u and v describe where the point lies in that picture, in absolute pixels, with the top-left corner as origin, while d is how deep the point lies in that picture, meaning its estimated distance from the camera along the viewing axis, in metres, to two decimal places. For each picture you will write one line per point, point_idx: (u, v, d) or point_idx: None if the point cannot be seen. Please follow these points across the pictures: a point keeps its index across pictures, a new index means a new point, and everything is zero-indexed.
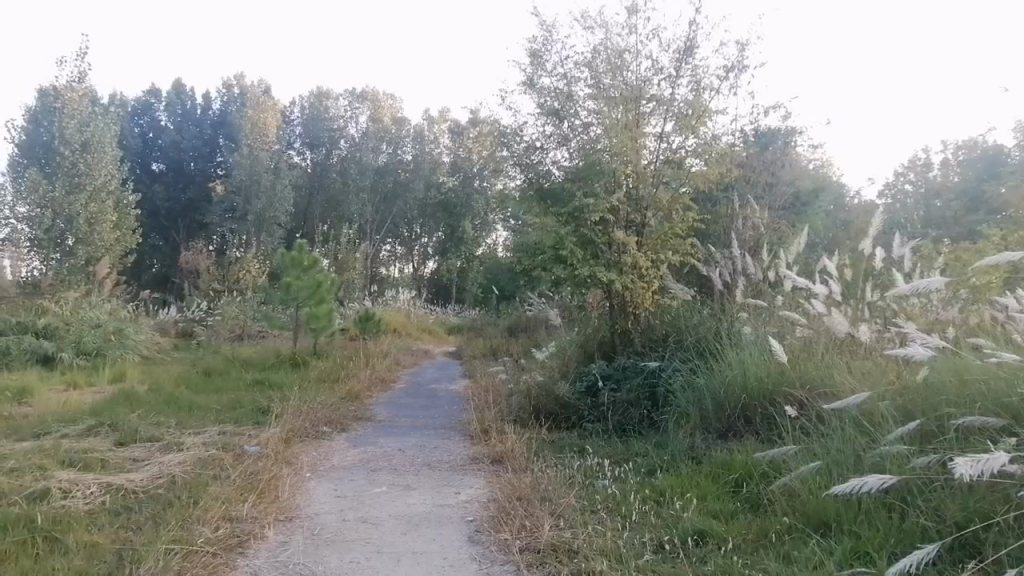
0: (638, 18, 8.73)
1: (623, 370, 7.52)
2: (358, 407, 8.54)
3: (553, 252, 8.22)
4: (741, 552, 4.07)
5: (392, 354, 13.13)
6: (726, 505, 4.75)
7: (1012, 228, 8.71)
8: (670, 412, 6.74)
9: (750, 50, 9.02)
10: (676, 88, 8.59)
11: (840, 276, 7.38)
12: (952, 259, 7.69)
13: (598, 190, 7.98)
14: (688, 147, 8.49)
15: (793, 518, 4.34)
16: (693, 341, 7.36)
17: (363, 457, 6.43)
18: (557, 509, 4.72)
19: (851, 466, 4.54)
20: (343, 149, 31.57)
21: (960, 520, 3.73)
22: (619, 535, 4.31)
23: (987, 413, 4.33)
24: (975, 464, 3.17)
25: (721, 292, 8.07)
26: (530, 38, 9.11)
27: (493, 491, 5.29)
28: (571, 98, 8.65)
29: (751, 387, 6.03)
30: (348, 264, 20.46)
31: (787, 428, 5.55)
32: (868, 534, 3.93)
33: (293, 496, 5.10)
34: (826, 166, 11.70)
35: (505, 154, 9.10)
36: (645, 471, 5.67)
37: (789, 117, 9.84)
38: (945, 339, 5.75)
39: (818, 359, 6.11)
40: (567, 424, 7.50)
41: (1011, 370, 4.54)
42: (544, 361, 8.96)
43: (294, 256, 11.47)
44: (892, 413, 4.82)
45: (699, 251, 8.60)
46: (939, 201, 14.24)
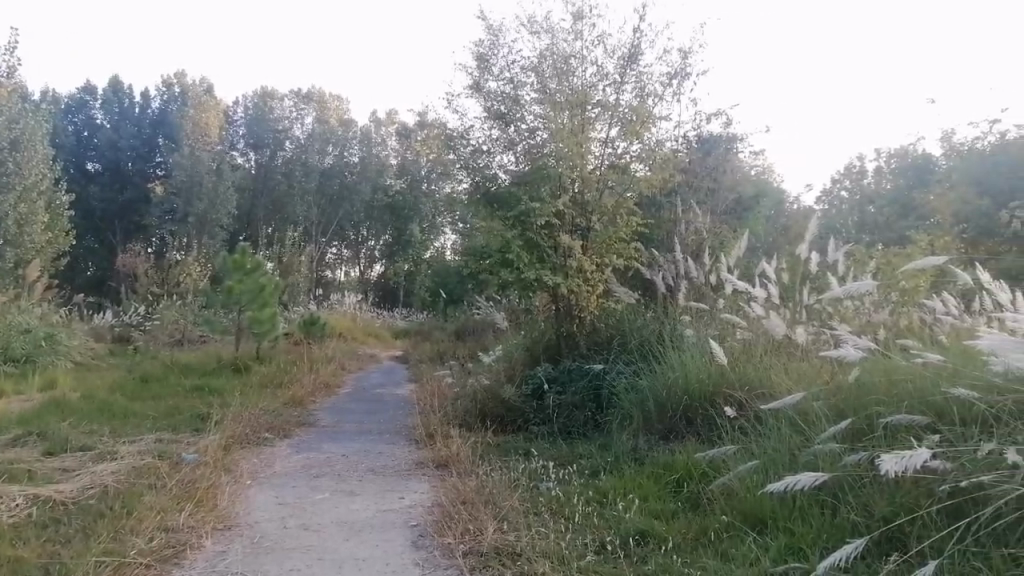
0: (584, 24, 8.83)
1: (568, 373, 7.60)
2: (301, 413, 8.41)
3: (499, 256, 8.24)
4: (681, 551, 4.15)
5: (337, 358, 12.96)
6: (666, 505, 4.83)
7: (940, 233, 9.05)
8: (614, 414, 6.82)
9: (693, 57, 9.20)
10: (620, 93, 8.73)
11: (779, 279, 7.57)
12: (885, 262, 7.94)
13: (544, 195, 8.06)
14: (633, 153, 8.63)
15: (730, 517, 4.45)
16: (637, 344, 7.47)
17: (306, 463, 6.34)
18: (501, 512, 4.74)
19: (787, 465, 4.66)
20: (288, 151, 31.09)
21: (887, 514, 3.88)
22: (562, 537, 4.35)
23: (913, 411, 4.54)
24: (900, 460, 3.31)
25: (665, 295, 8.20)
26: (477, 42, 9.14)
27: (437, 495, 5.27)
28: (518, 103, 8.73)
29: (692, 389, 6.15)
30: (294, 267, 20.13)
31: (727, 428, 5.67)
32: (801, 530, 4.06)
33: (232, 504, 4.99)
34: (766, 172, 12.00)
35: (452, 157, 9.09)
36: (588, 472, 5.74)
37: (730, 124, 10.04)
38: (876, 340, 5.94)
39: (756, 360, 6.26)
40: (513, 427, 7.55)
41: (937, 371, 4.74)
42: (491, 365, 8.96)
43: (236, 258, 11.13)
44: (826, 412, 4.97)
45: (643, 255, 8.72)
46: (873, 206, 14.73)
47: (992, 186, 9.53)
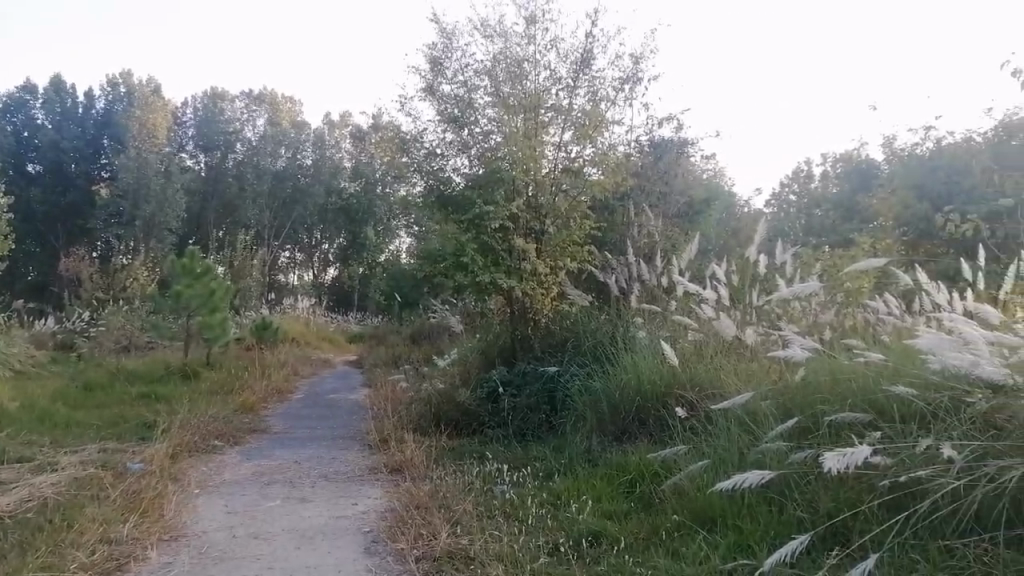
0: (537, 28, 8.88)
1: (522, 375, 7.64)
2: (253, 420, 8.26)
3: (454, 259, 8.23)
4: (633, 551, 4.19)
5: (290, 363, 12.78)
6: (619, 505, 4.88)
7: (883, 235, 9.32)
8: (568, 416, 6.87)
9: (645, 63, 9.33)
10: (573, 97, 8.81)
11: (729, 281, 7.71)
12: (830, 264, 8.16)
13: (498, 198, 8.06)
14: (586, 157, 8.68)
15: (681, 515, 4.51)
16: (591, 346, 7.53)
17: (257, 470, 6.24)
18: (454, 516, 4.73)
19: (735, 463, 4.75)
20: (238, 153, 30.51)
21: (831, 509, 3.98)
22: (516, 539, 4.37)
23: (856, 409, 4.68)
24: (842, 457, 3.41)
25: (618, 298, 8.28)
26: (430, 46, 9.14)
27: (390, 501, 5.24)
28: (472, 106, 8.73)
29: (645, 389, 6.23)
30: (245, 271, 19.77)
31: (679, 429, 5.75)
32: (749, 528, 4.14)
33: (179, 514, 4.88)
34: (717, 176, 12.23)
35: (406, 160, 9.04)
36: (543, 475, 5.76)
37: (682, 128, 10.18)
38: (823, 340, 6.09)
39: (707, 361, 6.37)
40: (467, 430, 7.55)
41: (878, 370, 4.89)
42: (446, 369, 8.94)
43: (185, 263, 10.95)
44: (773, 410, 5.08)
45: (597, 258, 8.79)
46: (819, 209, 15.12)
47: (930, 189, 10.01)
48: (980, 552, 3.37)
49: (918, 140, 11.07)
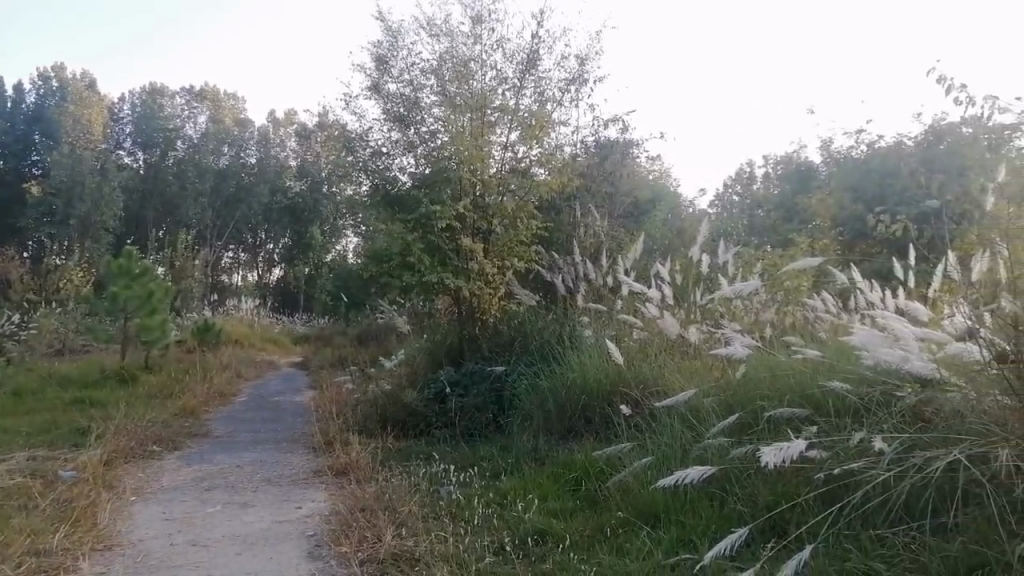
0: (483, 28, 8.87)
1: (470, 376, 7.64)
2: (193, 424, 8.07)
3: (400, 259, 8.17)
4: (578, 549, 4.23)
5: (232, 366, 12.49)
6: (565, 504, 4.91)
7: (820, 235, 9.58)
8: (515, 415, 6.88)
9: (591, 64, 9.42)
10: (519, 98, 8.84)
11: (673, 281, 7.83)
12: (771, 264, 8.36)
13: (445, 198, 8.03)
14: (533, 157, 8.72)
15: (626, 512, 4.57)
16: (538, 346, 7.56)
17: (197, 475, 6.10)
18: (400, 517, 4.69)
19: (678, 459, 4.82)
20: (179, 151, 29.33)
21: (770, 502, 4.08)
22: (462, 539, 4.37)
23: (794, 404, 4.82)
24: (779, 451, 3.52)
25: (565, 298, 8.34)
26: (376, 43, 9.05)
27: (335, 504, 5.16)
28: (418, 105, 8.70)
29: (591, 388, 6.30)
30: (186, 272, 19.23)
31: (623, 427, 5.81)
32: (691, 522, 4.21)
33: (114, 522, 4.73)
34: (661, 178, 12.44)
35: (351, 159, 8.93)
36: (489, 475, 5.76)
37: (627, 129, 10.29)
38: (763, 339, 6.22)
39: (651, 359, 6.47)
40: (414, 431, 7.52)
41: (815, 367, 5.04)
42: (392, 370, 8.86)
43: (122, 263, 10.65)
44: (715, 407, 5.16)
45: (543, 258, 8.83)
46: (761, 210, 15.50)
47: (866, 192, 10.26)
48: (909, 540, 3.50)
49: (852, 144, 11.43)
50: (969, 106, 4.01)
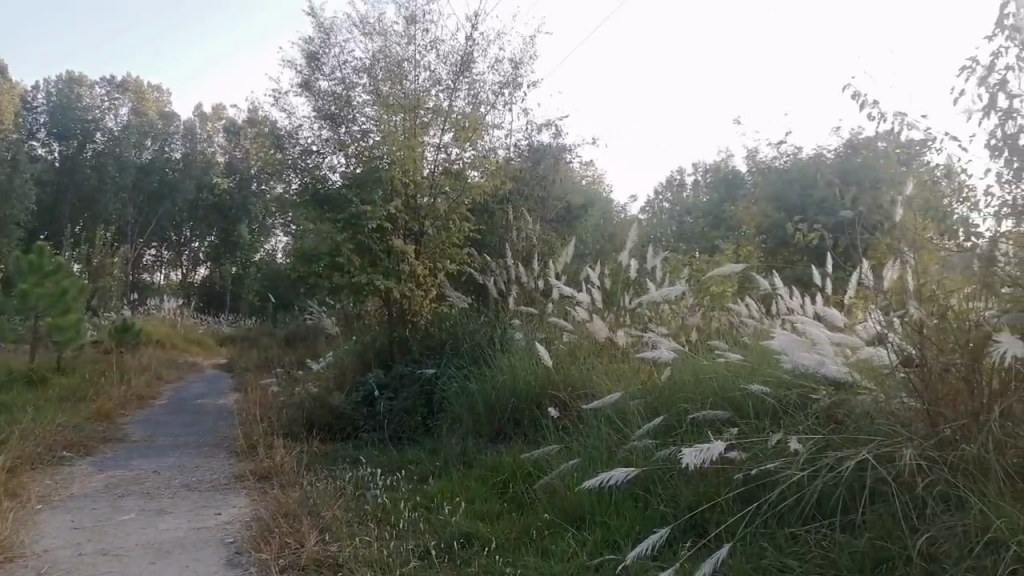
0: (417, 28, 8.84)
1: (400, 379, 7.59)
2: (108, 428, 7.74)
3: (329, 259, 8.04)
4: (504, 551, 4.24)
5: (151, 368, 12.05)
6: (492, 506, 4.91)
7: (745, 242, 9.87)
8: (444, 418, 6.85)
9: (524, 68, 9.48)
10: (453, 100, 8.82)
11: (603, 284, 7.93)
12: (697, 269, 8.55)
13: (376, 198, 7.93)
14: (466, 159, 8.71)
15: (553, 514, 4.59)
16: (469, 348, 7.53)
17: (110, 481, 5.85)
18: (323, 522, 4.61)
19: (604, 461, 4.89)
20: (98, 143, 27.48)
21: (692, 503, 4.17)
22: (387, 544, 4.33)
23: (717, 406, 4.95)
24: (699, 453, 3.66)
25: (496, 300, 8.36)
26: (307, 40, 8.97)
27: (256, 509, 5.03)
28: (349, 104, 8.59)
29: (521, 391, 6.33)
30: (104, 270, 18.42)
31: (551, 429, 5.85)
32: (616, 523, 4.27)
33: (18, 532, 4.50)
34: (593, 183, 12.62)
35: (280, 157, 8.73)
36: (417, 478, 5.72)
37: (560, 134, 10.38)
38: (689, 343, 6.36)
39: (579, 362, 6.53)
40: (342, 435, 7.41)
41: (737, 369, 5.19)
42: (320, 373, 8.70)
43: (33, 260, 10.02)
44: (640, 409, 5.25)
45: (475, 260, 8.82)
46: (690, 216, 15.88)
47: (789, 201, 10.57)
48: (820, 537, 3.63)
49: (776, 154, 11.84)
50: (881, 121, 4.21)
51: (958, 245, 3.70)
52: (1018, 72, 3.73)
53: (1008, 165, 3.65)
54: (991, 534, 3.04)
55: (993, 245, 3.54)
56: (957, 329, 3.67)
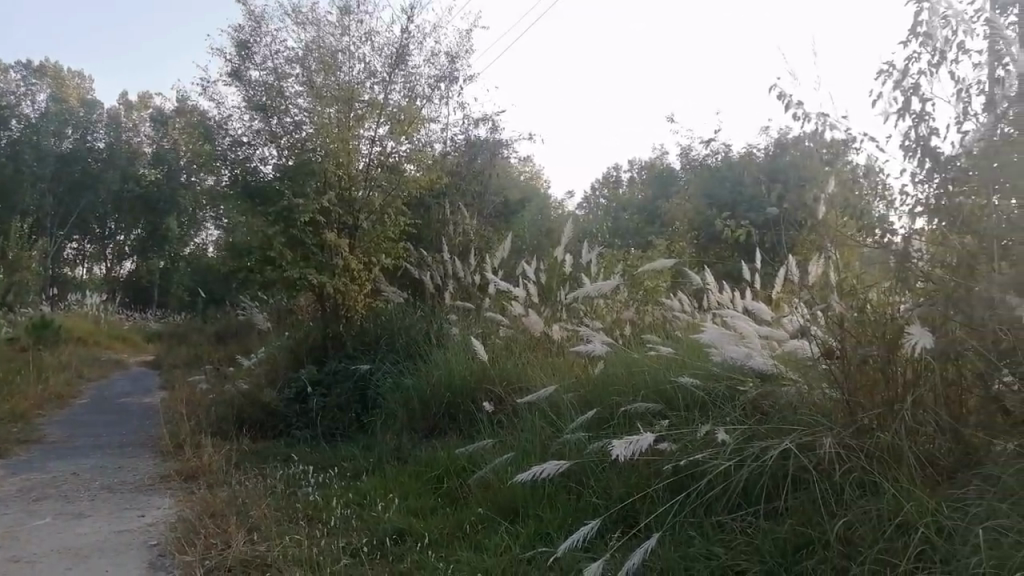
0: (352, 19, 8.84)
1: (333, 374, 7.48)
2: (24, 429, 7.41)
3: (260, 254, 7.87)
4: (437, 546, 4.23)
5: (72, 366, 11.59)
6: (426, 502, 4.89)
7: (678, 238, 10.06)
8: (379, 414, 6.77)
9: (460, 62, 9.45)
10: (388, 92, 8.72)
11: (539, 279, 7.97)
12: (631, 265, 8.67)
13: (308, 191, 7.78)
14: (401, 152, 8.60)
15: (486, 508, 4.61)
16: (403, 343, 7.48)
17: (25, 485, 5.60)
18: (251, 522, 4.52)
19: (538, 454, 4.91)
20: (14, 131, 25.85)
21: (623, 495, 4.24)
22: (317, 542, 4.27)
23: (648, 398, 5.05)
24: (628, 445, 3.76)
25: (432, 295, 8.31)
26: (236, 27, 8.78)
27: (182, 509, 4.89)
28: (281, 94, 8.36)
29: (456, 386, 6.32)
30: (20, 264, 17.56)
31: (486, 423, 5.85)
32: (549, 516, 4.31)
33: None
34: (530, 178, 12.67)
35: (208, 148, 8.47)
36: (350, 476, 5.65)
37: (497, 129, 10.38)
38: (621, 338, 6.44)
39: (514, 356, 6.55)
40: (274, 432, 7.29)
41: (667, 362, 5.31)
42: (251, 369, 8.51)
43: None
44: (573, 403, 5.30)
45: (411, 255, 8.76)
46: (626, 211, 16.12)
47: (720, 198, 10.80)
48: (745, 526, 3.74)
49: (708, 152, 12.09)
50: (805, 121, 4.33)
51: (875, 241, 3.85)
52: (930, 77, 3.91)
53: (920, 165, 3.78)
54: (902, 517, 3.18)
55: (907, 242, 3.69)
56: (874, 322, 3.82)
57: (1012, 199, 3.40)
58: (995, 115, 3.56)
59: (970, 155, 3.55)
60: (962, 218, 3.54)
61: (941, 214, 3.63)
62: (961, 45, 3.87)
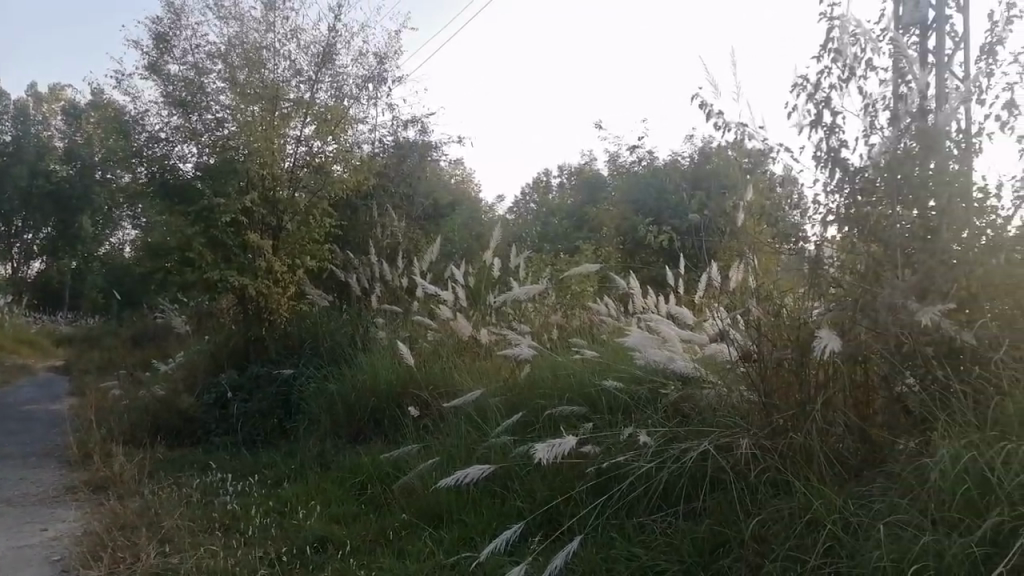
0: (277, 15, 8.69)
1: (255, 379, 7.30)
2: None
3: (178, 255, 7.61)
4: (359, 554, 4.17)
5: None
6: (349, 508, 4.81)
7: (605, 244, 10.22)
8: (302, 420, 6.62)
9: (389, 63, 9.36)
10: (315, 91, 8.57)
11: (467, 283, 7.94)
12: (559, 270, 8.75)
13: (230, 190, 7.58)
14: (328, 152, 8.39)
15: (410, 514, 4.57)
16: (328, 348, 7.34)
17: None
18: (163, 534, 4.36)
19: (464, 459, 4.90)
20: None
21: (546, 498, 4.27)
22: (234, 553, 4.14)
23: (573, 401, 5.10)
24: (551, 447, 3.81)
25: (359, 298, 8.20)
26: (154, 19, 8.51)
27: (88, 521, 4.67)
28: (202, 90, 8.12)
29: (382, 392, 6.23)
30: None
31: (412, 427, 5.79)
32: (473, 521, 4.30)
33: None
34: (459, 181, 12.66)
35: (123, 144, 8.15)
36: (270, 483, 5.51)
37: (427, 131, 10.32)
38: (548, 341, 6.48)
39: (442, 359, 6.48)
40: (191, 440, 7.06)
41: (591, 365, 5.39)
42: (168, 374, 8.22)
43: None
44: (500, 407, 5.30)
45: (337, 257, 8.61)
46: (556, 216, 16.27)
47: (646, 204, 11.01)
48: (664, 527, 3.82)
49: (635, 159, 12.31)
50: (725, 131, 4.46)
51: (789, 249, 3.99)
52: (840, 91, 4.09)
53: (831, 175, 3.94)
54: (811, 515, 3.29)
55: (819, 248, 3.82)
56: (788, 326, 3.96)
57: (913, 209, 3.62)
58: (898, 129, 3.76)
59: (876, 167, 3.71)
60: (869, 226, 3.68)
61: (852, 223, 3.77)
62: (868, 62, 4.07)
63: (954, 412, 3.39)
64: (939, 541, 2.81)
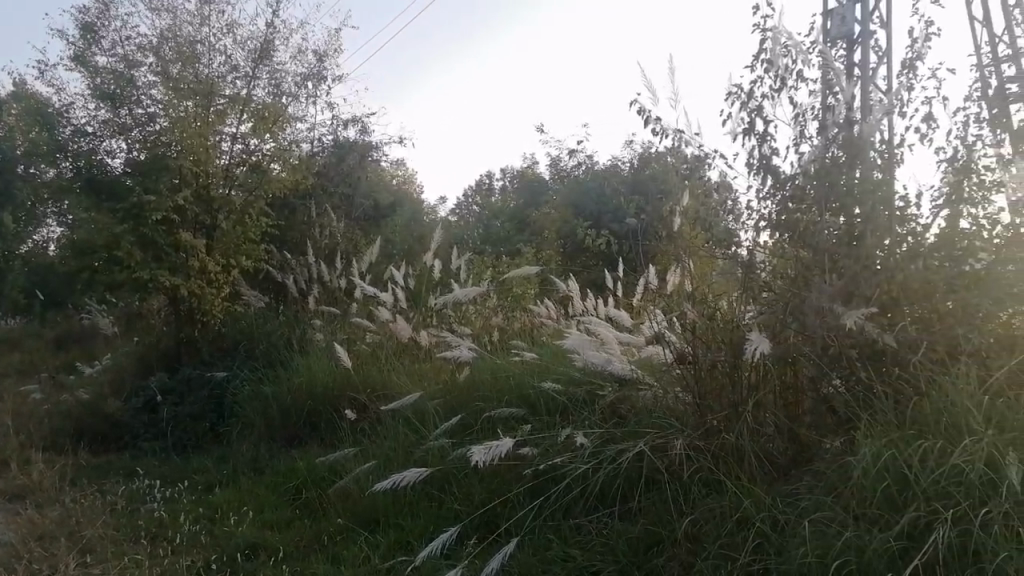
0: (212, 9, 8.48)
1: (186, 382, 7.09)
2: None
3: (105, 254, 7.33)
4: (293, 560, 4.09)
5: None
6: (282, 514, 4.71)
7: (545, 247, 10.29)
8: (235, 423, 6.46)
9: (329, 61, 9.23)
10: (252, 88, 8.36)
11: (407, 285, 7.88)
12: (499, 272, 8.76)
13: (161, 187, 7.35)
14: (264, 151, 8.24)
15: (346, 519, 4.50)
16: (263, 350, 7.17)
17: None
18: (84, 544, 4.19)
19: (400, 462, 4.85)
20: None
21: (483, 501, 4.27)
22: (161, 563, 4.01)
23: (511, 403, 5.11)
24: (488, 450, 3.80)
25: (295, 299, 8.04)
26: (80, 8, 8.20)
27: (4, 531, 4.46)
28: (131, 83, 7.79)
29: (318, 395, 6.13)
30: None
31: (348, 431, 5.71)
32: (410, 525, 4.26)
33: None
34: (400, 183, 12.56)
35: (47, 138, 7.82)
36: (201, 488, 5.35)
37: (368, 131, 10.21)
38: (487, 344, 6.48)
39: (379, 361, 6.41)
40: (117, 445, 6.81)
41: (529, 367, 5.41)
42: (93, 378, 7.91)
43: None
44: (438, 409, 5.27)
45: (274, 257, 8.44)
46: (498, 218, 16.31)
47: (586, 208, 11.10)
48: (599, 527, 3.86)
49: (577, 164, 12.40)
50: (662, 136, 4.54)
51: (723, 253, 4.07)
52: (772, 100, 4.20)
53: (763, 182, 4.05)
54: (741, 513, 3.37)
55: (751, 253, 3.92)
56: (720, 328, 4.05)
57: (840, 217, 3.74)
58: (826, 138, 3.88)
59: (806, 174, 3.83)
60: (798, 231, 3.77)
61: (782, 229, 3.88)
62: (799, 73, 4.20)
63: (876, 413, 3.51)
64: (860, 536, 2.91)
